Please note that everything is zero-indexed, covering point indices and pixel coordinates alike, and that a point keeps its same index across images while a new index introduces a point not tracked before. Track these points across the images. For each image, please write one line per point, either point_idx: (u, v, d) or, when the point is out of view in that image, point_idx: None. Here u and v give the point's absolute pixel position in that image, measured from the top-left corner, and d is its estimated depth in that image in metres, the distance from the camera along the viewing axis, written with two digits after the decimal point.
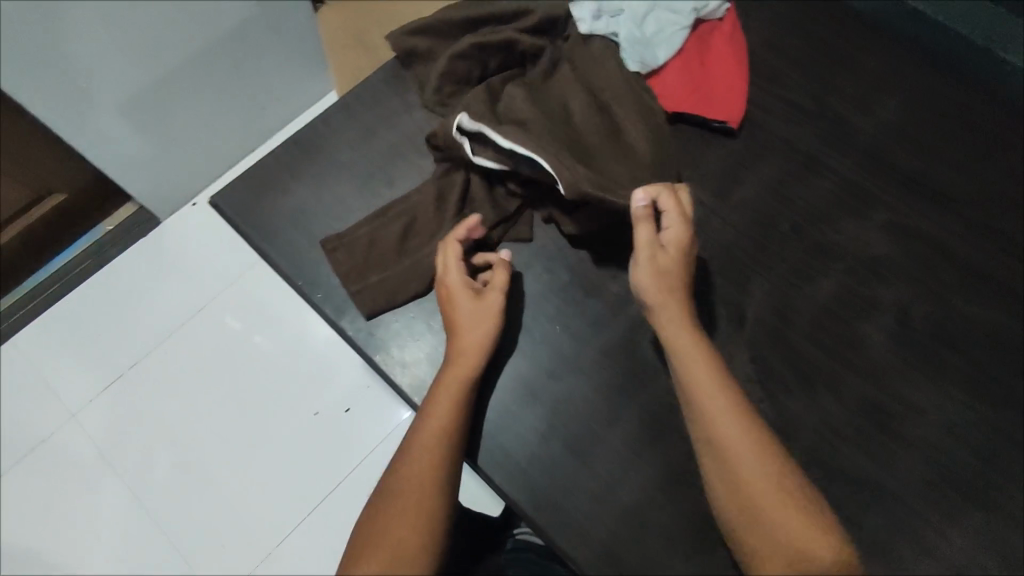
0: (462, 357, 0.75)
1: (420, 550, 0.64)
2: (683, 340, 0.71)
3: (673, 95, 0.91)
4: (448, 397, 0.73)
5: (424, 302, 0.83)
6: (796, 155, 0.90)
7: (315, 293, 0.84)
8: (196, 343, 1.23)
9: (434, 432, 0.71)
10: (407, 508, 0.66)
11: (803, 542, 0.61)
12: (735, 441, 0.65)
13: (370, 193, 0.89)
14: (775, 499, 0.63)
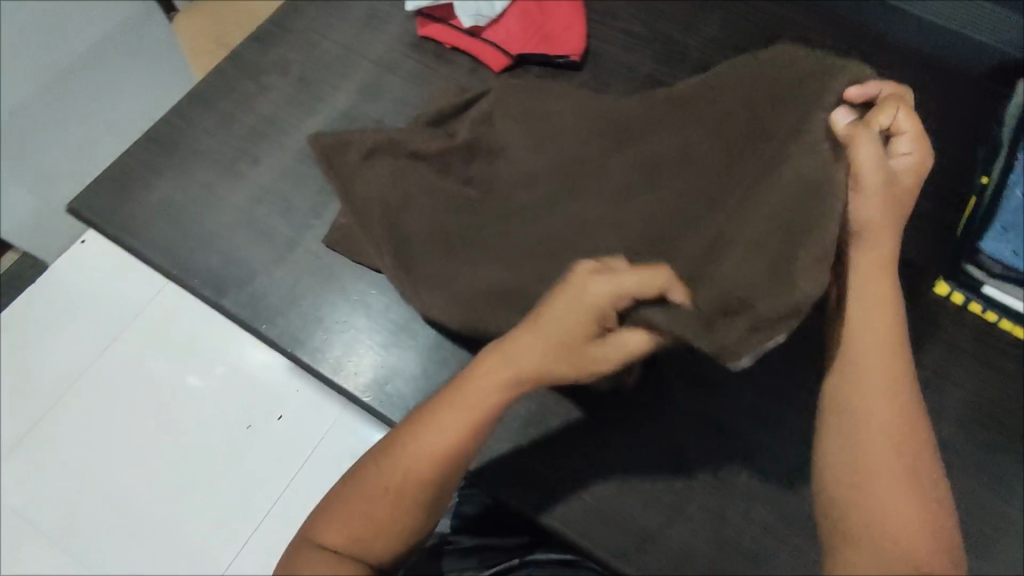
0: (512, 340, 0.58)
1: (388, 540, 0.59)
2: (886, 294, 0.59)
3: (516, 40, 0.97)
4: (483, 382, 0.59)
5: (304, 270, 0.84)
6: (637, 78, 0.98)
7: (191, 280, 0.84)
8: (103, 380, 1.01)
9: (453, 423, 0.58)
10: (395, 492, 0.58)
11: (905, 525, 0.53)
12: (869, 406, 0.57)
13: (234, 174, 0.90)
14: (888, 480, 0.54)
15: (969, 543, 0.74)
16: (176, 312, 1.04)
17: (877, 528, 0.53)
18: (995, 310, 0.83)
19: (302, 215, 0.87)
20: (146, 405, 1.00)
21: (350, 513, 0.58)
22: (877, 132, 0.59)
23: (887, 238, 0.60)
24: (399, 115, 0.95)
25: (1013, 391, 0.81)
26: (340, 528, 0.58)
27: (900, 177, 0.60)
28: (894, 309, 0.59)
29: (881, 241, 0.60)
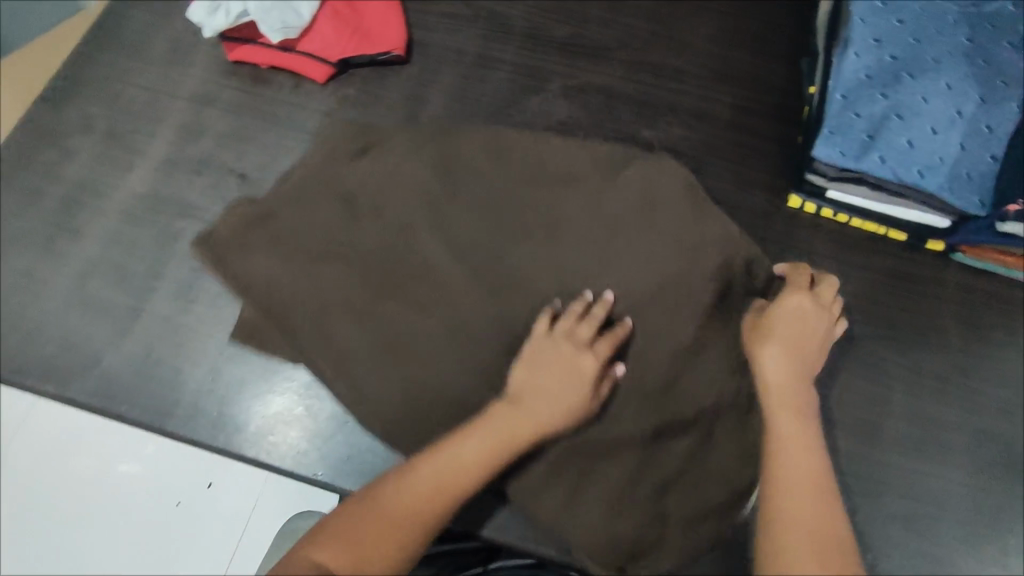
0: (532, 381, 0.66)
1: (404, 553, 0.56)
2: (785, 394, 0.63)
3: (332, 45, 0.92)
4: (505, 415, 0.65)
5: (157, 338, 0.78)
6: (467, 59, 0.96)
7: (28, 378, 0.77)
8: (22, 497, 1.01)
9: (477, 450, 0.62)
10: (415, 503, 0.58)
11: (814, 526, 0.53)
12: (783, 436, 0.60)
13: (57, 254, 0.82)
14: (799, 489, 0.56)
15: (863, 435, 0.78)
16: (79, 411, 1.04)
17: (787, 528, 0.53)
18: (845, 211, 0.87)
19: (142, 279, 0.81)
20: (72, 510, 1.00)
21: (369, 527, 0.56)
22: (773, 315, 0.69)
23: (783, 363, 0.65)
24: (227, 149, 0.89)
25: (874, 284, 0.85)
26: (350, 542, 0.55)
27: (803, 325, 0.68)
28: (802, 368, 0.65)
29: (779, 363, 0.65)
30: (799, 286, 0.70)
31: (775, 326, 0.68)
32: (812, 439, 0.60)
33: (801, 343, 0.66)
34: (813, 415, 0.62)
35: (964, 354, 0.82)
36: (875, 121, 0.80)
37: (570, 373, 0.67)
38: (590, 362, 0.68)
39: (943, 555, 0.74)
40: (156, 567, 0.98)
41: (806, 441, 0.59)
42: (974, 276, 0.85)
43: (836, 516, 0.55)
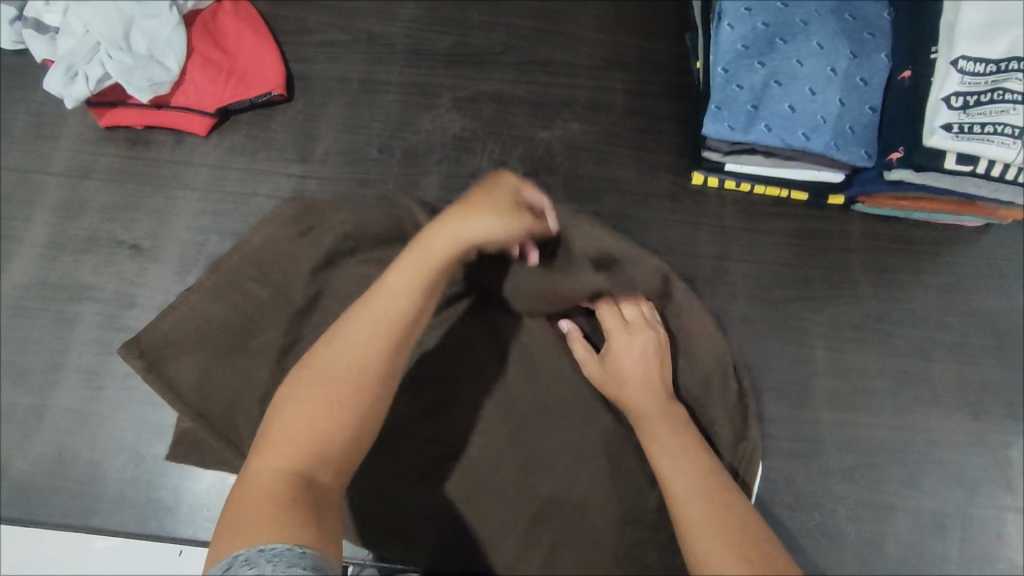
0: (430, 254, 0.60)
1: (357, 434, 0.53)
2: (656, 415, 0.64)
3: (207, 94, 0.88)
4: (408, 287, 0.58)
5: (68, 434, 0.74)
6: (352, 86, 0.93)
7: None
8: None
9: (377, 329, 0.56)
10: (326, 397, 0.53)
11: (719, 514, 0.53)
12: (663, 443, 0.61)
13: None
14: (693, 487, 0.56)
15: (792, 399, 0.80)
16: None
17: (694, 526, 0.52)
18: (746, 180, 0.88)
19: (40, 373, 0.77)
20: None
21: (295, 434, 0.51)
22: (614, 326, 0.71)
23: (641, 389, 0.67)
24: (111, 220, 0.84)
25: (784, 248, 0.87)
26: (282, 462, 0.50)
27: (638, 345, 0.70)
28: (646, 378, 0.68)
29: (637, 392, 0.67)
30: (611, 313, 0.72)
31: (621, 359, 0.69)
32: (694, 448, 0.61)
33: (645, 362, 0.69)
34: (688, 425, 0.64)
35: (877, 301, 0.84)
36: (757, 90, 0.81)
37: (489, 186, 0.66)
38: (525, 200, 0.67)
39: (883, 499, 0.76)
40: None
41: (692, 448, 0.60)
42: (876, 223, 0.88)
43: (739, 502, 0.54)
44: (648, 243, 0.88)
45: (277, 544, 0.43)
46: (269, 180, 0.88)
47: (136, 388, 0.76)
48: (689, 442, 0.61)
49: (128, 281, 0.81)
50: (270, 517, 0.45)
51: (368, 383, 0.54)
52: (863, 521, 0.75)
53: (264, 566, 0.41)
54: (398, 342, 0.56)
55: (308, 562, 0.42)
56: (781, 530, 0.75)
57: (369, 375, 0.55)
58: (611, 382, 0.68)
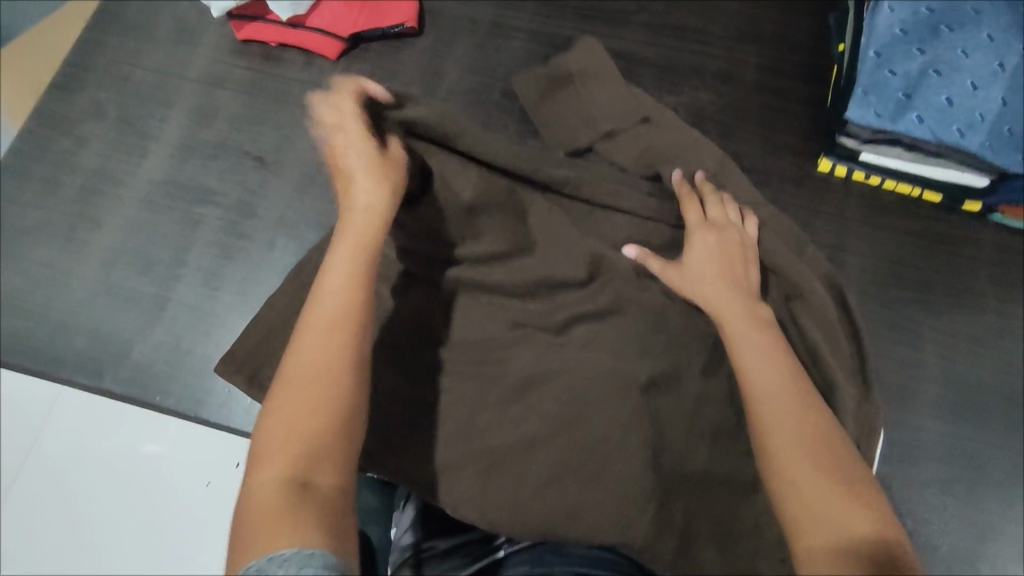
0: (367, 228, 0.58)
1: (345, 432, 0.49)
2: (736, 314, 0.62)
3: (343, 19, 0.90)
4: (333, 280, 0.55)
5: (187, 330, 0.78)
6: (481, 27, 0.92)
7: (62, 372, 0.76)
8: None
9: (329, 314, 0.53)
10: (306, 394, 0.49)
11: (813, 438, 0.52)
12: (749, 346, 0.59)
13: (77, 244, 0.81)
14: (786, 401, 0.54)
15: (897, 401, 0.77)
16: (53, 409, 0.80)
17: (785, 452, 0.51)
18: (878, 173, 0.84)
19: (165, 267, 0.80)
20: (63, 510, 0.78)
21: (278, 440, 0.47)
22: (701, 229, 0.70)
23: (719, 286, 0.66)
24: (240, 131, 0.87)
25: (908, 248, 0.83)
26: (277, 464, 0.46)
27: (732, 248, 0.69)
28: (729, 275, 0.67)
29: (713, 285, 0.66)
30: (694, 209, 0.72)
31: (705, 263, 0.68)
32: (778, 351, 0.59)
33: (727, 257, 0.68)
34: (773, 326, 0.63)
35: (1003, 316, 0.80)
36: (912, 78, 0.77)
37: (374, 174, 0.61)
38: (347, 104, 0.63)
39: (981, 516, 0.73)
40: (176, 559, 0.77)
41: (771, 354, 0.58)
42: (1012, 235, 0.83)
43: (823, 410, 0.55)
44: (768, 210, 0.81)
45: (288, 550, 0.40)
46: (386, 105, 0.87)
47: (253, 295, 0.79)
48: (773, 343, 0.60)
49: (250, 191, 0.84)
50: (276, 519, 0.42)
51: (347, 343, 0.52)
52: (956, 537, 0.73)
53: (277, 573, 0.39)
54: (368, 299, 0.55)
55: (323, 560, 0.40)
56: None
57: (334, 371, 0.51)
58: (679, 284, 0.68)
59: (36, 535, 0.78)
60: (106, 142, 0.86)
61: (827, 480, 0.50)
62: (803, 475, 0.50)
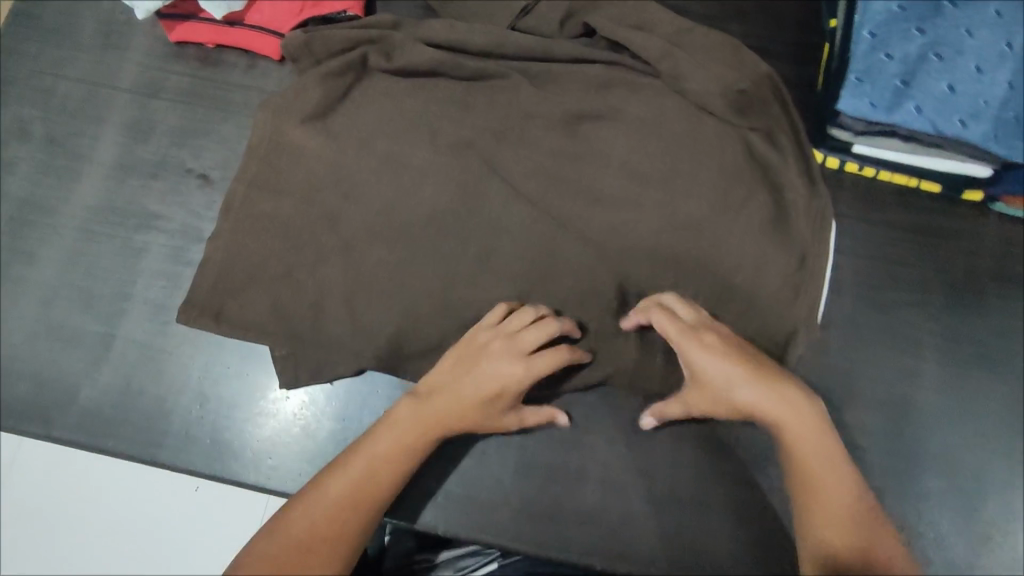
0: (431, 415, 0.63)
1: (352, 536, 0.57)
2: (727, 358, 0.63)
3: (286, 14, 0.81)
4: (382, 464, 0.61)
5: (139, 368, 0.73)
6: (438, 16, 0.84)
7: (7, 423, 0.71)
8: None
9: (360, 479, 0.60)
10: (316, 527, 0.56)
11: (816, 461, 0.59)
12: (738, 387, 0.62)
13: (11, 280, 0.75)
14: (812, 444, 0.60)
15: (893, 411, 0.73)
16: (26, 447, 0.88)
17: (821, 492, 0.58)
18: (873, 165, 0.78)
19: (109, 302, 0.75)
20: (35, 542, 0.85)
21: (272, 563, 0.54)
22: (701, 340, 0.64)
23: (725, 362, 0.63)
24: (181, 146, 0.80)
25: (905, 244, 0.78)
26: None
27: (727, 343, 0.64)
28: (754, 367, 0.63)
29: (702, 351, 0.63)
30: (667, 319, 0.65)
31: (716, 354, 0.63)
32: (780, 405, 0.61)
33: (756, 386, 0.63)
34: (785, 376, 0.64)
35: (1003, 314, 0.76)
36: (911, 62, 0.69)
37: (504, 356, 0.64)
38: (520, 335, 0.65)
39: (978, 528, 0.71)
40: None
41: (801, 411, 0.61)
42: (1014, 226, 0.78)
43: (826, 435, 0.60)
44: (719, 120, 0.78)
45: None
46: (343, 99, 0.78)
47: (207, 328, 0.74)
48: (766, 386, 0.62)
49: (197, 213, 0.78)
50: None
51: (369, 516, 0.59)
52: (953, 550, 0.70)
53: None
54: (415, 457, 0.62)
55: None
56: None
57: (354, 519, 0.58)
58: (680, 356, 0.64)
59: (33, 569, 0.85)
60: (34, 165, 0.79)
61: (833, 505, 0.58)
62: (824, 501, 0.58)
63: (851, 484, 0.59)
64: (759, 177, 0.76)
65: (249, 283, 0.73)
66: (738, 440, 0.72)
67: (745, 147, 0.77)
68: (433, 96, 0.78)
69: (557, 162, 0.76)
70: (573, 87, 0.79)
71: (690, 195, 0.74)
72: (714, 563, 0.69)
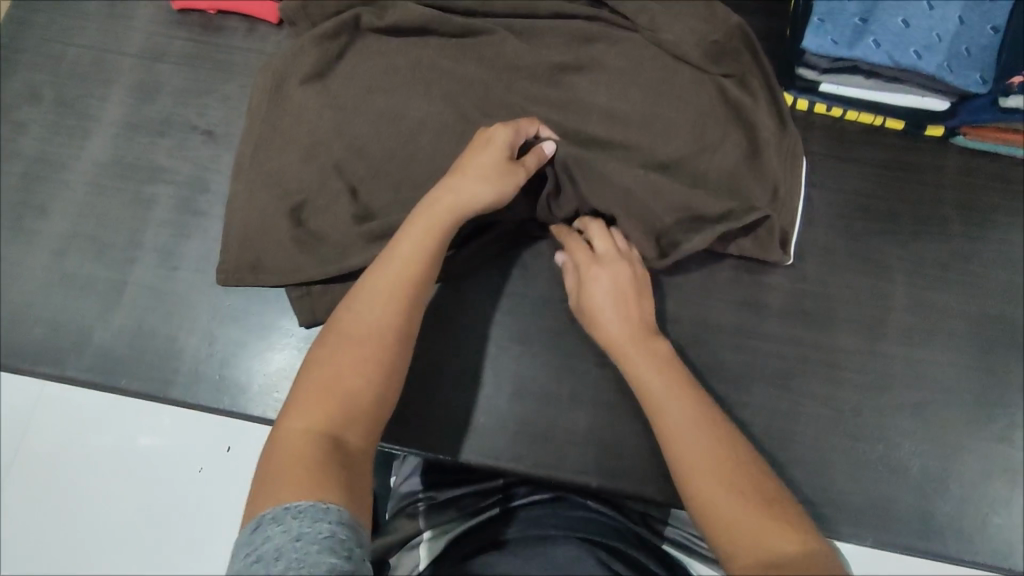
0: (446, 216, 0.65)
1: (382, 368, 0.57)
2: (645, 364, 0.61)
3: None
4: (400, 268, 0.61)
5: (149, 309, 0.76)
6: None
7: (22, 363, 0.74)
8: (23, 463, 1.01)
9: (391, 289, 0.60)
10: (353, 356, 0.56)
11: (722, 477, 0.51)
12: (667, 409, 0.56)
13: (25, 232, 0.79)
14: (709, 457, 0.52)
15: (867, 331, 0.77)
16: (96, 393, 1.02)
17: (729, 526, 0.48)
18: (840, 104, 0.83)
19: (119, 250, 0.78)
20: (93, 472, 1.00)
21: (314, 392, 0.54)
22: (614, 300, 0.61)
23: (623, 322, 0.65)
24: (185, 105, 0.84)
25: (873, 178, 0.82)
26: (307, 412, 0.53)
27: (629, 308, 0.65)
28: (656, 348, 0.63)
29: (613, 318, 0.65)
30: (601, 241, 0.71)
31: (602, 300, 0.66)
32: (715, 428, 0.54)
33: (621, 299, 0.66)
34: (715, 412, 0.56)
35: (968, 239, 0.80)
36: (868, 2, 0.75)
37: (499, 169, 0.67)
38: (500, 132, 0.68)
39: (953, 438, 0.74)
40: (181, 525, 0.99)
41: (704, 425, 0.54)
42: (974, 158, 0.83)
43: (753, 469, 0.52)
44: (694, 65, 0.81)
45: (307, 497, 0.46)
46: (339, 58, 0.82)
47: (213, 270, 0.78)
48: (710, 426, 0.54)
49: (201, 166, 0.81)
50: (302, 469, 0.48)
51: (403, 330, 0.59)
52: (930, 460, 0.73)
53: (291, 524, 0.44)
54: (431, 268, 0.63)
55: (334, 517, 0.46)
56: (843, 460, 0.73)
57: (392, 336, 0.59)
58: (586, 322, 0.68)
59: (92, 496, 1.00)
60: (45, 126, 0.83)
61: (754, 541, 0.47)
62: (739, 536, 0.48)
63: (773, 500, 0.50)
64: (734, 118, 0.80)
65: (252, 227, 0.76)
66: (722, 362, 0.76)
67: (719, 93, 0.81)
68: (423, 53, 0.82)
69: (543, 110, 0.80)
70: (555, 41, 0.83)
71: (669, 135, 0.79)
72: None
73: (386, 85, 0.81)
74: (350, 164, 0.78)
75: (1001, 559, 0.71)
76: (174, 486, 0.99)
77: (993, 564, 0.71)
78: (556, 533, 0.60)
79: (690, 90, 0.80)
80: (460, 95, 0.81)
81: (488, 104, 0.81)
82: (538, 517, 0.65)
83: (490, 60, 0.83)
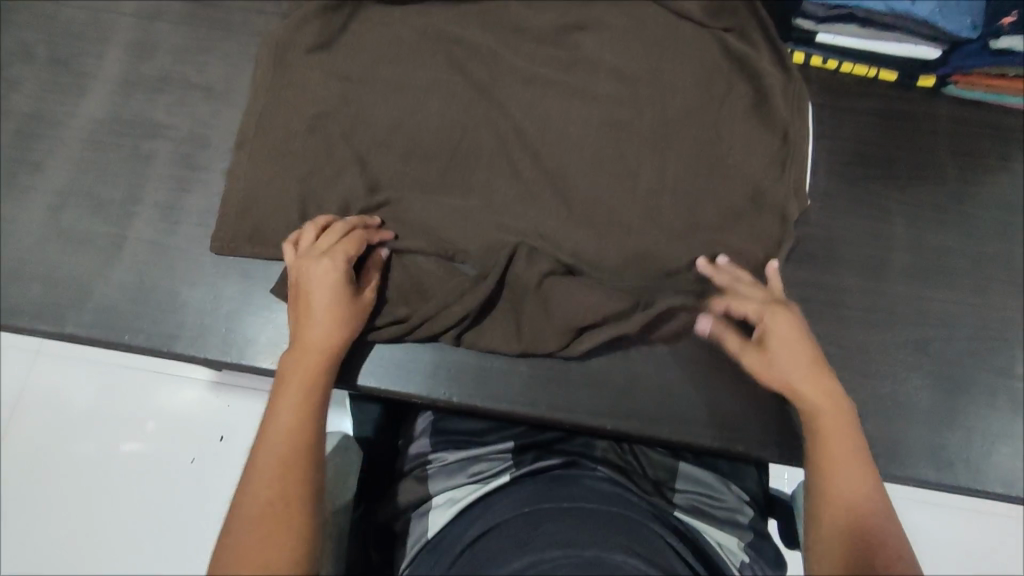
0: (312, 359, 0.61)
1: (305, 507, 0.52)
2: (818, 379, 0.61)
3: None
4: (281, 414, 0.56)
5: (152, 264, 0.75)
6: None
7: (18, 320, 0.72)
8: (35, 429, 1.08)
9: (282, 435, 0.55)
10: (242, 535, 0.50)
11: (848, 494, 0.54)
12: (828, 423, 0.58)
13: (20, 189, 0.77)
14: (845, 479, 0.55)
15: (869, 270, 0.78)
16: (109, 370, 1.09)
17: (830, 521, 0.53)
18: (834, 56, 0.84)
19: (119, 206, 0.76)
20: (100, 444, 1.07)
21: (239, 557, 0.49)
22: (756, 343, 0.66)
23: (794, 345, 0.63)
24: (185, 62, 0.82)
25: (869, 127, 0.84)
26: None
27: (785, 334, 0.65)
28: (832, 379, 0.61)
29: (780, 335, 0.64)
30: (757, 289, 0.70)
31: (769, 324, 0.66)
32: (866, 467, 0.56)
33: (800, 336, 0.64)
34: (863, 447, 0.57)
35: (961, 184, 0.82)
36: None
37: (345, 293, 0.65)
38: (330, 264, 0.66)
39: (956, 374, 0.76)
40: (174, 507, 1.05)
41: (832, 404, 0.59)
42: (964, 106, 0.85)
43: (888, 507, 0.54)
44: (696, 15, 0.81)
45: None
46: (337, 10, 0.81)
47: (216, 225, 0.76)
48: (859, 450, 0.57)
49: (202, 122, 0.80)
50: None
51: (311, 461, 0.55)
52: (936, 395, 0.75)
53: None
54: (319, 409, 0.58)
55: None
56: (851, 397, 0.74)
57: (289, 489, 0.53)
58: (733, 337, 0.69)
59: (98, 463, 1.06)
60: (40, 84, 0.81)
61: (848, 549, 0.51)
62: (836, 496, 0.54)
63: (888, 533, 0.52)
64: (736, 72, 0.81)
65: (256, 182, 0.75)
66: None
67: (722, 47, 0.81)
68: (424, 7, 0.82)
69: (547, 63, 0.81)
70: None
71: (671, 87, 0.79)
72: (715, 416, 0.72)
73: (390, 42, 0.80)
74: (355, 117, 0.77)
75: (1007, 489, 0.73)
76: (171, 468, 1.06)
77: (1001, 491, 0.73)
78: (567, 506, 0.60)
79: (692, 42, 0.81)
80: (464, 49, 0.81)
81: (491, 59, 0.80)
82: (546, 488, 0.64)
83: (494, 17, 0.82)
